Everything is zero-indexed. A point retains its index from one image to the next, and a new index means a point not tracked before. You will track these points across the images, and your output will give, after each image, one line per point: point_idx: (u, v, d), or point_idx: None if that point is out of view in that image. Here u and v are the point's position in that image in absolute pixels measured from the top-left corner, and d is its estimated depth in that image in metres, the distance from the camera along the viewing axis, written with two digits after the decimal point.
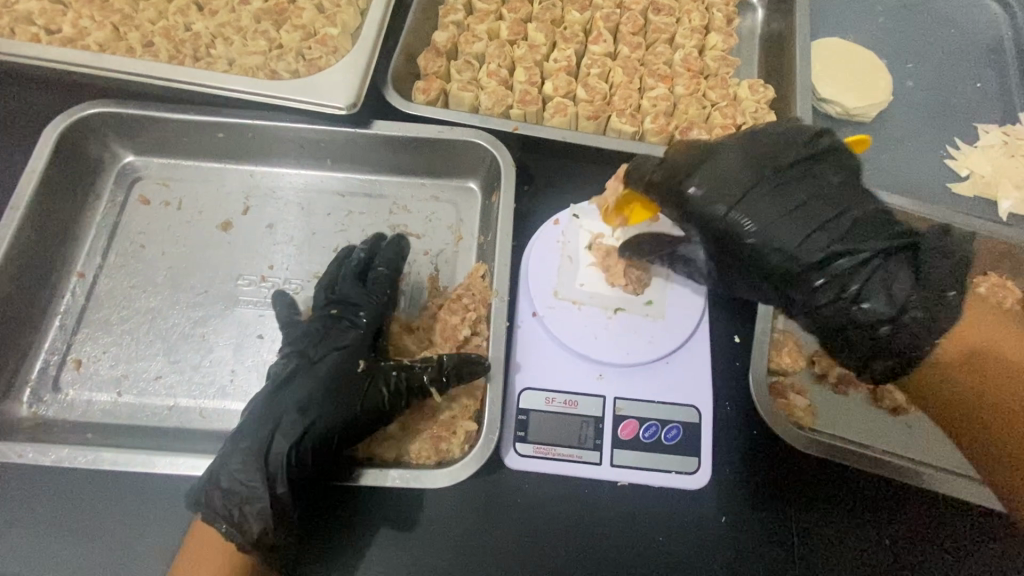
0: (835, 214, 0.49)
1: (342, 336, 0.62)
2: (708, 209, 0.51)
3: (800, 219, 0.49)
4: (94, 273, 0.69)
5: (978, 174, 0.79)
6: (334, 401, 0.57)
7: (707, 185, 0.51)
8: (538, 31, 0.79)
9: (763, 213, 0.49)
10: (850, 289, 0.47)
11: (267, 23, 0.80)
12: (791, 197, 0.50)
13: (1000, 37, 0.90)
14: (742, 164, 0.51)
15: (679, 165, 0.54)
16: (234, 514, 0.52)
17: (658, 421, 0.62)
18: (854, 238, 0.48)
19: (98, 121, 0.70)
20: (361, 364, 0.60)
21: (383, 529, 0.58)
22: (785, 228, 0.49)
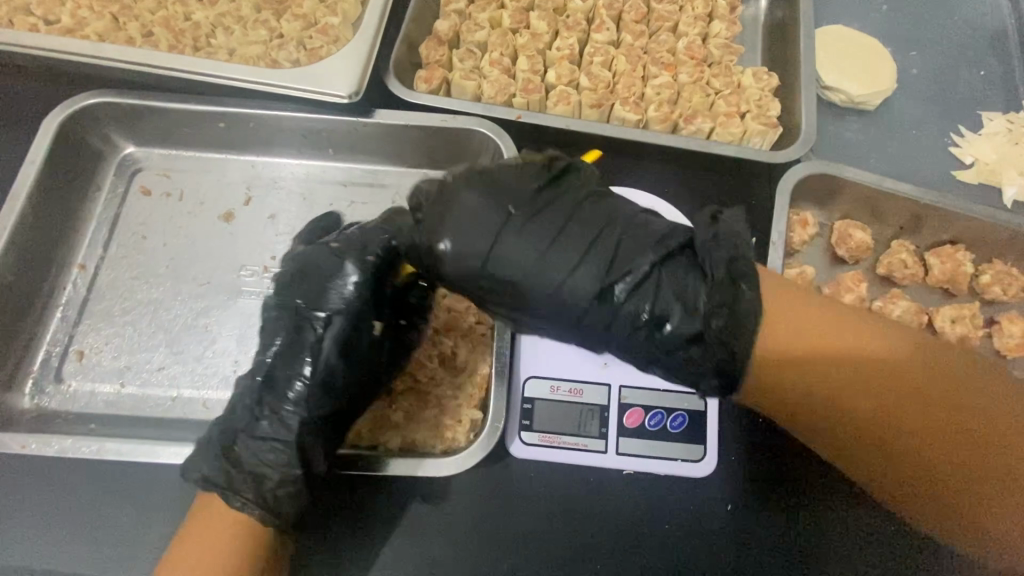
0: (619, 233, 0.53)
1: (338, 294, 0.55)
2: (509, 262, 0.52)
3: (556, 240, 0.52)
4: (95, 265, 0.69)
5: (982, 161, 0.79)
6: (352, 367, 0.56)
7: (448, 230, 0.52)
8: (540, 20, 0.79)
9: (525, 245, 0.52)
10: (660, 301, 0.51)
11: (267, 12, 0.79)
12: (531, 218, 0.53)
13: (1003, 25, 0.90)
14: (449, 204, 0.53)
15: (417, 224, 0.54)
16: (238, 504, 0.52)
17: (663, 409, 0.61)
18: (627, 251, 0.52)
19: (98, 111, 0.70)
20: (377, 327, 0.57)
21: (390, 517, 0.58)
22: (597, 263, 0.52)
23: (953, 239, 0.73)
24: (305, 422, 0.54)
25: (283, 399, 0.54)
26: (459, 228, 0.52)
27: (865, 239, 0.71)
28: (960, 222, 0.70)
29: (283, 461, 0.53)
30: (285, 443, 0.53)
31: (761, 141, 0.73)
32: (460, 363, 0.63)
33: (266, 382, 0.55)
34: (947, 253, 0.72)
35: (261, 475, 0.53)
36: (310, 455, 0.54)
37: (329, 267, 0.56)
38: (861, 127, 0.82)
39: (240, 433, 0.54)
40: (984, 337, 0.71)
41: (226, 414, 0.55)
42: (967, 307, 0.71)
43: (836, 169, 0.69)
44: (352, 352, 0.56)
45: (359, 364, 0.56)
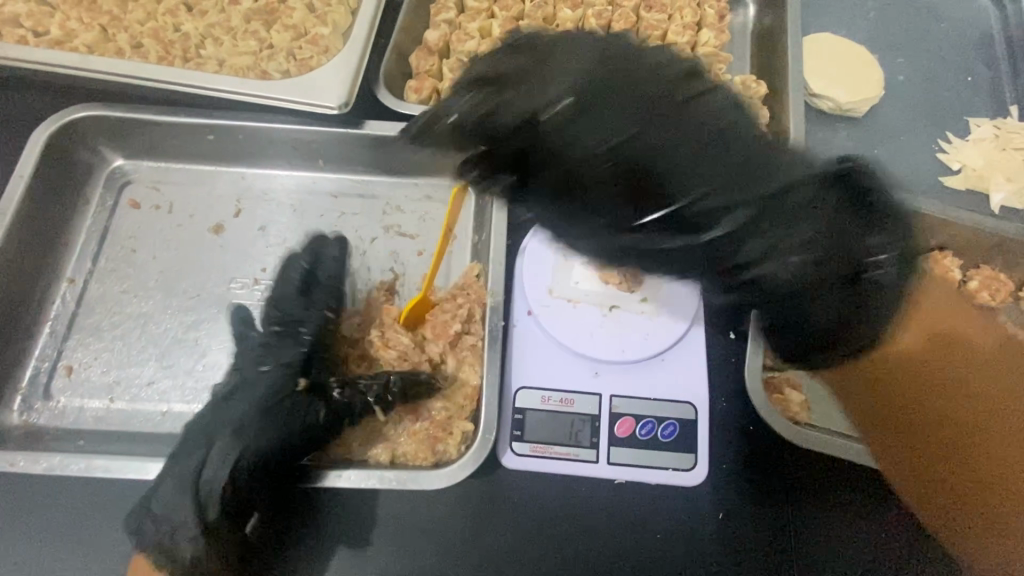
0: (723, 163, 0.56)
1: (257, 352, 0.61)
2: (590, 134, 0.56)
3: (683, 162, 0.55)
4: (84, 278, 0.68)
5: (969, 167, 0.79)
6: (267, 421, 0.56)
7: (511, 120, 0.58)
8: (529, 30, 0.79)
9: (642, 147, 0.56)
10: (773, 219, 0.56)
11: (257, 23, 0.79)
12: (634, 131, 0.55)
13: (989, 32, 0.91)
14: (659, 135, 0.55)
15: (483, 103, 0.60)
16: (174, 538, 0.52)
17: (654, 418, 0.62)
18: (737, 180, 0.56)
19: (87, 124, 0.70)
20: (300, 384, 0.60)
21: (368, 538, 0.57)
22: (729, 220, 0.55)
23: (941, 246, 0.73)
24: (204, 474, 0.54)
25: (188, 466, 0.54)
26: (613, 135, 0.56)
27: None
28: (949, 229, 0.71)
29: (180, 511, 0.53)
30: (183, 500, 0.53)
31: None
32: (451, 374, 0.63)
33: (179, 444, 0.56)
34: (935, 259, 0.72)
35: (160, 520, 0.53)
36: (205, 506, 0.53)
37: (260, 337, 0.63)
38: (850, 134, 0.82)
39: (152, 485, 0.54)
40: None
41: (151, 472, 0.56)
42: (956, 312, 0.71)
43: None
44: (261, 411, 0.57)
45: (259, 421, 0.56)
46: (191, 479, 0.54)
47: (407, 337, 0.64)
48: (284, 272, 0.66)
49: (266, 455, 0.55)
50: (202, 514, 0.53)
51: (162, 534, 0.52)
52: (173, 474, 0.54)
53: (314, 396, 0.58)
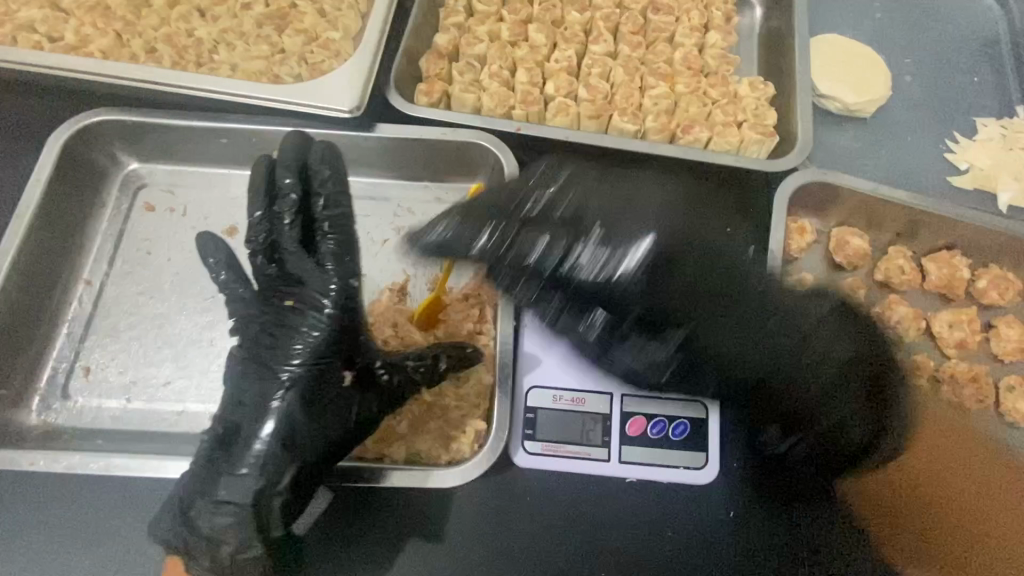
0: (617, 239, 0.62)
1: (279, 349, 0.55)
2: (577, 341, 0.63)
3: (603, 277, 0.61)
4: (100, 280, 0.69)
5: (976, 167, 0.80)
6: (322, 422, 0.54)
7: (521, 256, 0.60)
8: (538, 33, 0.80)
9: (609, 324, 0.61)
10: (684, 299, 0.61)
11: (269, 28, 0.80)
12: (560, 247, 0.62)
13: (995, 32, 0.91)
14: (642, 246, 0.62)
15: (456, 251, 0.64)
16: (230, 547, 0.51)
17: (665, 417, 0.62)
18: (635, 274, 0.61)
19: (103, 129, 0.71)
20: (345, 377, 0.56)
21: (388, 536, 0.57)
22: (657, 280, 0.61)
23: (949, 245, 0.74)
24: (266, 491, 0.52)
25: (236, 475, 0.52)
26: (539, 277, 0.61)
27: (860, 246, 0.72)
28: (957, 228, 0.71)
29: (240, 530, 0.51)
30: (239, 512, 0.51)
31: (760, 150, 0.73)
32: (464, 374, 0.63)
33: (223, 442, 0.53)
34: (944, 259, 0.73)
35: (215, 541, 0.51)
36: (268, 519, 0.52)
37: (280, 318, 0.57)
38: (857, 135, 0.83)
39: (196, 494, 0.52)
40: (983, 342, 0.72)
41: (194, 477, 0.53)
42: (965, 312, 0.71)
43: (833, 178, 0.70)
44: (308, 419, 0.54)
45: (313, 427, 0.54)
46: (252, 498, 0.51)
47: (421, 336, 0.65)
48: (273, 228, 0.59)
49: (326, 451, 0.54)
50: (263, 525, 0.52)
51: (213, 546, 0.51)
52: (226, 482, 0.51)
53: (365, 389, 0.57)
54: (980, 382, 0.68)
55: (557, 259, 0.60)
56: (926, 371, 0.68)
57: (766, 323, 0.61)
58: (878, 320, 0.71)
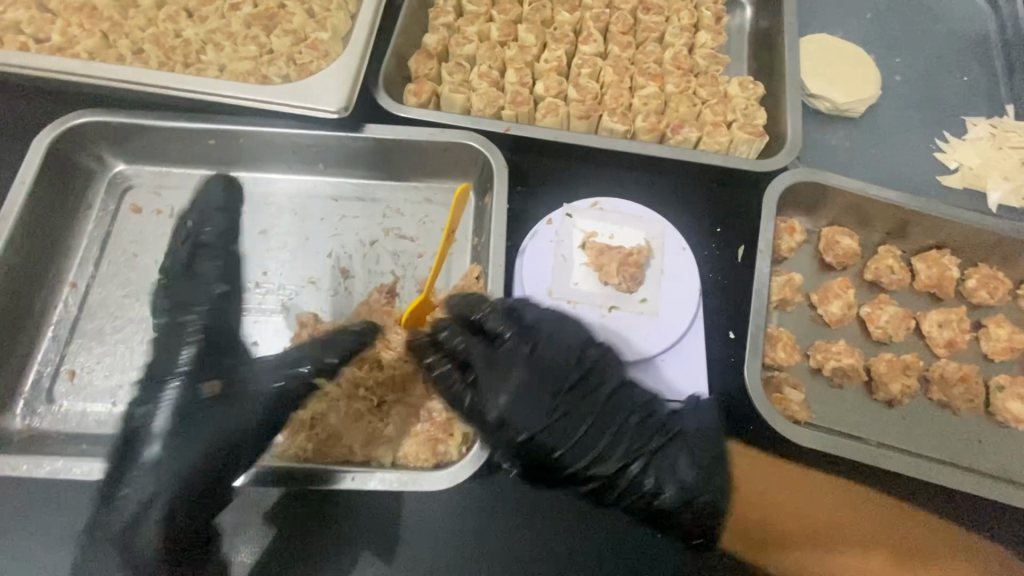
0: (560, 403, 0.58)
1: (177, 384, 0.57)
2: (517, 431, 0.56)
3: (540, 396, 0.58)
4: (86, 283, 0.69)
5: (967, 166, 0.80)
6: (185, 438, 0.54)
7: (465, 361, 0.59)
8: (527, 32, 0.80)
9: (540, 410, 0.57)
10: (487, 381, 0.57)
11: (257, 28, 0.79)
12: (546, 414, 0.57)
13: (985, 31, 0.91)
14: (520, 355, 0.59)
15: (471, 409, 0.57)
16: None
17: None
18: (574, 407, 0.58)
19: (88, 130, 0.70)
20: (211, 389, 0.57)
21: (364, 540, 0.57)
22: (520, 409, 0.56)
23: (939, 245, 0.74)
24: (170, 519, 0.52)
25: (113, 503, 0.52)
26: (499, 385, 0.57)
27: (850, 245, 0.72)
28: (947, 228, 0.71)
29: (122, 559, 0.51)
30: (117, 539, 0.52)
31: (748, 150, 0.74)
32: None
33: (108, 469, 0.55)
34: (933, 258, 0.73)
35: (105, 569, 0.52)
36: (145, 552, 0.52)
37: (165, 340, 0.61)
38: (848, 135, 0.83)
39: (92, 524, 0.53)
40: (972, 341, 0.72)
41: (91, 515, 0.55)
42: (955, 311, 0.71)
43: (822, 178, 0.70)
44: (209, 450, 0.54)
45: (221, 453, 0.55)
46: (155, 524, 0.52)
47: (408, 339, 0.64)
48: (195, 282, 0.65)
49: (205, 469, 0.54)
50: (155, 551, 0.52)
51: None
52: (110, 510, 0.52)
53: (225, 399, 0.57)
54: (970, 381, 0.67)
55: (447, 338, 0.59)
56: (917, 370, 0.68)
57: (624, 412, 0.59)
58: (867, 320, 0.71)
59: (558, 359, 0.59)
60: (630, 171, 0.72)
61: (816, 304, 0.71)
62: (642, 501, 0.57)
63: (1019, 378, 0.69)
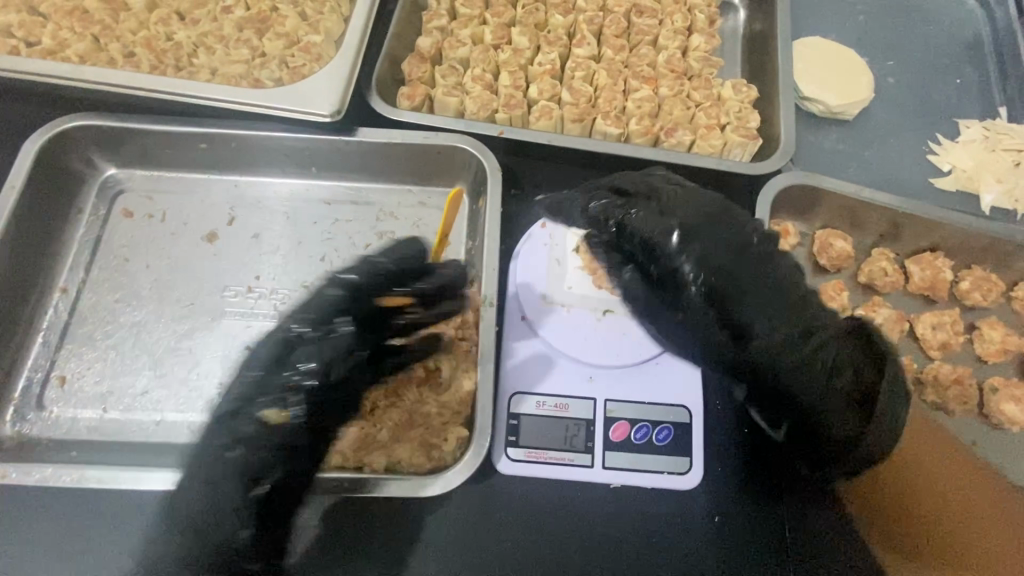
0: (750, 270, 0.58)
1: (299, 407, 0.53)
2: (678, 256, 0.59)
3: (728, 251, 0.59)
4: (77, 288, 0.68)
5: (959, 168, 0.80)
6: (230, 462, 0.52)
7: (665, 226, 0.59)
8: (521, 36, 0.80)
9: (733, 273, 0.58)
10: (700, 243, 0.59)
11: (249, 32, 0.79)
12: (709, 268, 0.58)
13: (977, 34, 0.92)
14: (709, 222, 0.60)
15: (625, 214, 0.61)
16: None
17: (649, 421, 0.62)
18: (739, 289, 0.57)
19: (79, 134, 0.70)
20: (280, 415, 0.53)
21: (385, 544, 0.57)
22: (705, 253, 0.58)
23: (932, 247, 0.74)
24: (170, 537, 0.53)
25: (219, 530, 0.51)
26: (710, 255, 0.58)
27: (844, 248, 0.72)
28: (940, 230, 0.71)
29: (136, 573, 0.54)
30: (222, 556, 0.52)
31: (741, 153, 0.74)
32: (446, 380, 0.63)
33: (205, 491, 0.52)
34: (927, 260, 0.73)
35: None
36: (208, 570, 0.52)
37: (257, 358, 0.55)
38: (841, 137, 0.83)
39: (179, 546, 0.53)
40: (966, 343, 0.72)
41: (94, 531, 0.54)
42: (948, 313, 0.71)
43: (816, 181, 0.70)
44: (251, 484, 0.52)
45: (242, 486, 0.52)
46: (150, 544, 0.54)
47: None
48: (316, 302, 0.56)
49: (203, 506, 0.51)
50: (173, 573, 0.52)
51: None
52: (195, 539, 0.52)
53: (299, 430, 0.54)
54: (963, 383, 0.67)
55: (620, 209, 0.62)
56: (909, 373, 0.68)
57: (805, 310, 0.58)
58: None
59: (736, 237, 0.59)
60: (624, 175, 0.72)
61: None
62: (813, 396, 0.56)
63: (1013, 380, 0.69)
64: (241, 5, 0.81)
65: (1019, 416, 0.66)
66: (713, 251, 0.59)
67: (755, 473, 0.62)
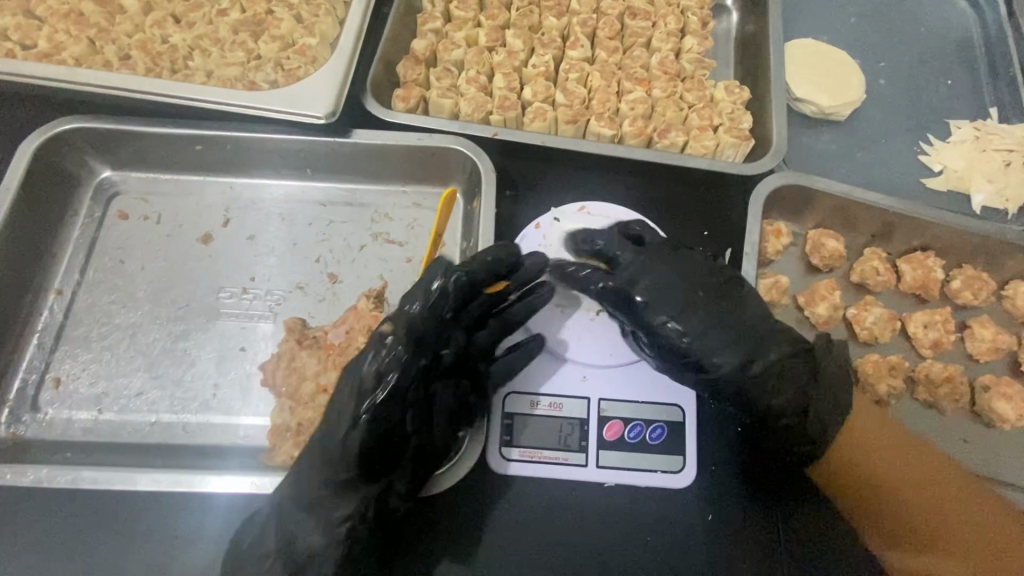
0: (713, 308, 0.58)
1: (386, 387, 0.52)
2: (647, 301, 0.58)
3: (689, 297, 0.58)
4: (72, 290, 0.68)
5: (950, 169, 0.81)
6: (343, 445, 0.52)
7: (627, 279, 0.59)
8: (515, 38, 0.80)
9: (705, 317, 0.58)
10: (660, 288, 0.58)
11: (244, 34, 0.79)
12: (678, 316, 0.58)
13: (969, 36, 0.93)
14: (667, 266, 0.60)
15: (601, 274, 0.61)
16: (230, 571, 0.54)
17: (642, 420, 0.62)
18: (704, 329, 0.57)
19: (75, 136, 0.70)
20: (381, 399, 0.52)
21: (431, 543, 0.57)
22: (664, 299, 0.58)
23: (924, 246, 0.74)
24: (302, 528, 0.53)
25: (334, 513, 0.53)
26: (672, 298, 0.58)
27: (836, 247, 0.73)
28: (931, 230, 0.72)
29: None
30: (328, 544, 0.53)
31: (734, 154, 0.74)
32: None
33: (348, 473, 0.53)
34: (918, 260, 0.73)
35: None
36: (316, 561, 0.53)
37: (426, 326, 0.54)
38: (833, 138, 0.83)
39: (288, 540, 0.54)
40: (958, 341, 0.73)
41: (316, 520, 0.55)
42: (940, 312, 0.72)
43: (807, 181, 0.71)
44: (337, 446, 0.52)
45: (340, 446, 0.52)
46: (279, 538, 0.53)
47: None
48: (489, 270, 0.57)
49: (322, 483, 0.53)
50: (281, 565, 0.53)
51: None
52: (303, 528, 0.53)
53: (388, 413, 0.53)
54: (955, 381, 0.68)
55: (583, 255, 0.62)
56: (902, 371, 0.69)
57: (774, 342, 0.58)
58: (854, 321, 0.71)
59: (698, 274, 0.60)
60: (618, 176, 0.73)
61: (804, 306, 0.72)
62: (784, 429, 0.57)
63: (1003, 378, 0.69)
64: (237, 8, 0.82)
65: (1010, 413, 0.66)
66: (673, 300, 0.58)
67: (755, 475, 0.61)
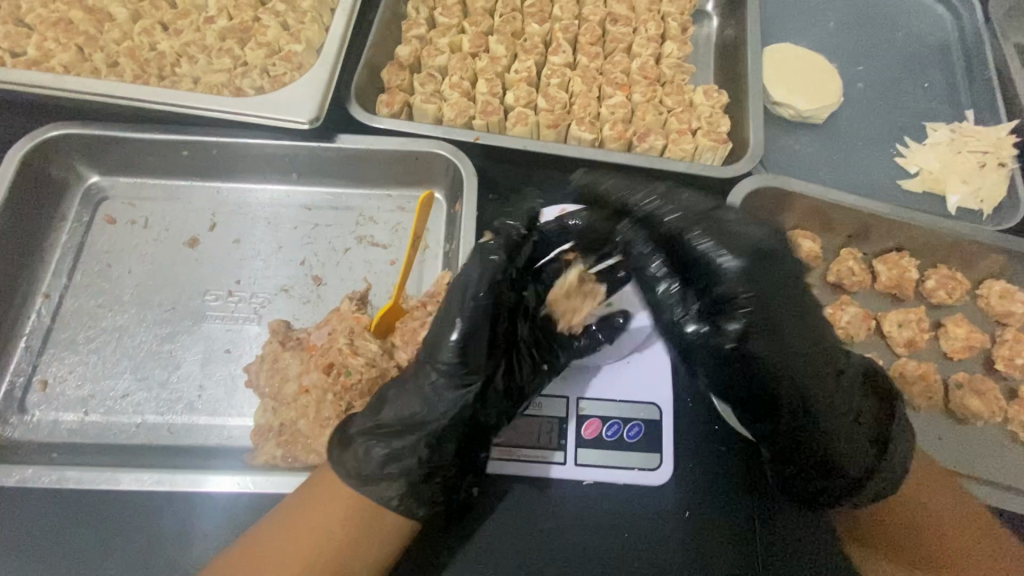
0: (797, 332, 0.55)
1: (483, 295, 0.56)
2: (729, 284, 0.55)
3: (784, 313, 0.55)
4: (59, 293, 0.69)
5: (927, 170, 0.82)
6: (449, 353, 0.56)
7: (730, 252, 0.55)
8: (498, 44, 0.82)
9: (775, 328, 0.54)
10: (755, 279, 0.54)
11: (231, 41, 0.81)
12: (758, 322, 0.54)
13: (945, 40, 0.94)
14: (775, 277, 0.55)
15: (687, 212, 0.58)
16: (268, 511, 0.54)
17: (620, 418, 0.63)
18: (772, 343, 0.54)
19: (63, 142, 0.71)
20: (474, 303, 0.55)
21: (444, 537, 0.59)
22: (759, 302, 0.54)
23: (899, 247, 0.76)
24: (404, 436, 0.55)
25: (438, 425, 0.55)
26: (761, 307, 0.54)
27: (812, 249, 0.74)
28: (905, 231, 0.73)
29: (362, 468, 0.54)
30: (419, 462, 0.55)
31: (713, 156, 0.76)
32: None
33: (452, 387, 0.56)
34: (893, 259, 0.75)
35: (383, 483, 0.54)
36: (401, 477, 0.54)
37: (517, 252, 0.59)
38: (811, 140, 0.85)
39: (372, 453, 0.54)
40: (932, 340, 0.74)
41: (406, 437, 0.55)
42: (914, 311, 0.73)
43: (784, 183, 0.72)
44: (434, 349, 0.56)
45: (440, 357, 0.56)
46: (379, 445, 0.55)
47: (375, 344, 0.63)
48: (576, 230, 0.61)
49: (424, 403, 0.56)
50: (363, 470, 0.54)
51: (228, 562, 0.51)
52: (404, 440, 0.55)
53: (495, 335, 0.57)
54: (927, 379, 0.69)
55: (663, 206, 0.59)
56: None
57: (847, 400, 0.56)
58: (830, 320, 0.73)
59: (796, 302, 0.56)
60: (598, 179, 0.74)
61: None
62: (785, 440, 0.57)
63: (976, 375, 0.71)
64: (224, 15, 0.83)
65: (983, 410, 0.67)
66: (767, 306, 0.54)
67: (734, 476, 0.62)
